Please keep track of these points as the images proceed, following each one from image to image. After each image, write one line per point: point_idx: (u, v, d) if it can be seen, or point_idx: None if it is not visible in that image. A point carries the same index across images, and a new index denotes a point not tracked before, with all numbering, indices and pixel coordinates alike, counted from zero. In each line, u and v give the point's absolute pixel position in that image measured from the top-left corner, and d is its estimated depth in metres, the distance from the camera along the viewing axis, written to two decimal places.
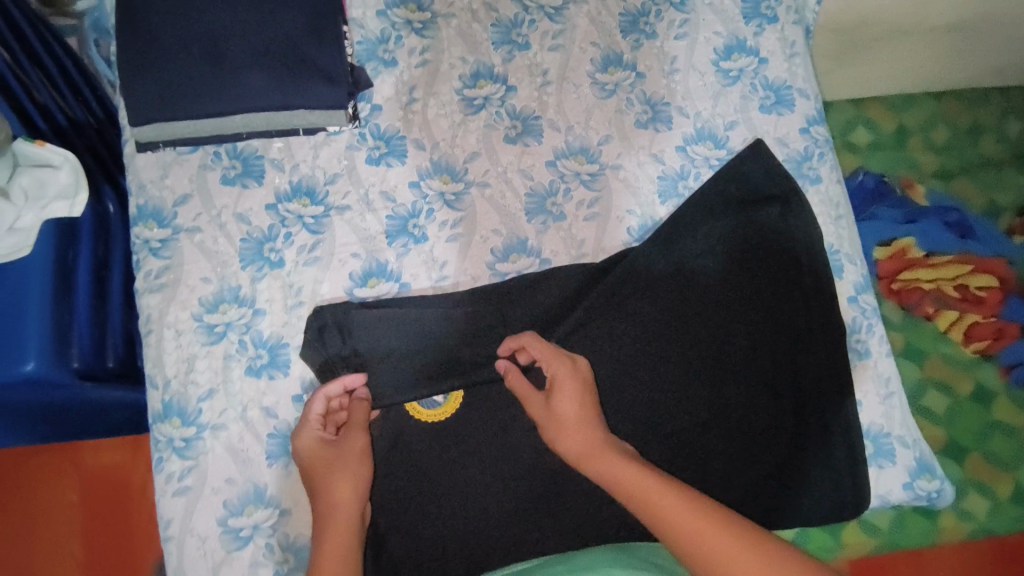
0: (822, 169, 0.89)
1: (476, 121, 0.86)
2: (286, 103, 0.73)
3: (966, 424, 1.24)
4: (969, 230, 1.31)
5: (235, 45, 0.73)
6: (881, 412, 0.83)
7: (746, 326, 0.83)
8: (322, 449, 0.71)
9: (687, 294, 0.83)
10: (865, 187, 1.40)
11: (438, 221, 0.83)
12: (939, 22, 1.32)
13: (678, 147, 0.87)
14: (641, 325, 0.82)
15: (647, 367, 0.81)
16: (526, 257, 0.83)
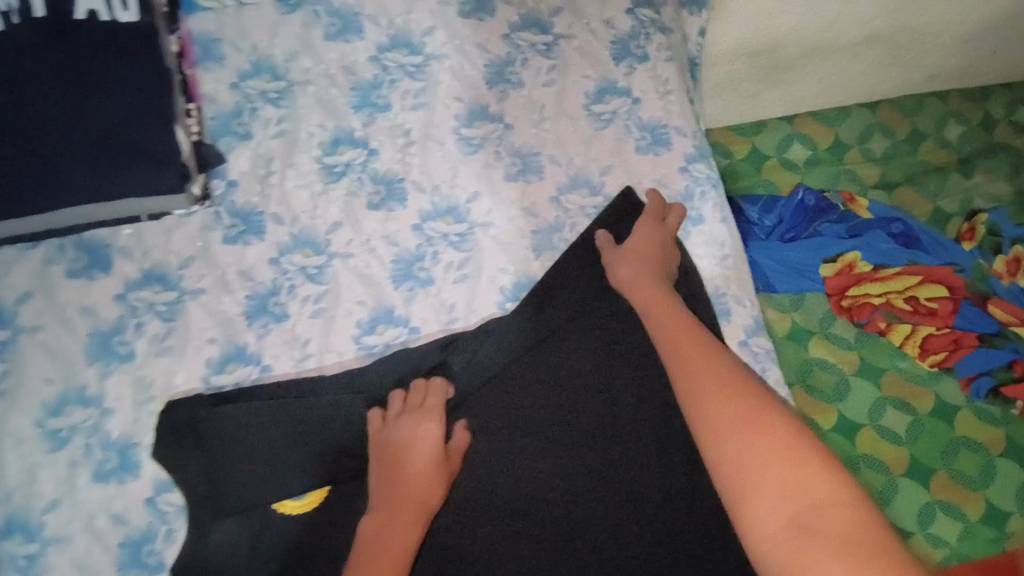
0: (704, 208, 0.87)
1: (337, 190, 0.82)
2: (111, 192, 0.71)
3: (929, 443, 1.19)
4: (914, 238, 1.30)
5: (49, 135, 0.69)
6: None
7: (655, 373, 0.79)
8: (405, 442, 0.71)
9: (593, 339, 0.80)
10: (805, 204, 1.35)
11: (300, 296, 0.79)
12: (828, 57, 1.47)
13: (552, 198, 0.85)
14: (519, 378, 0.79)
15: (552, 424, 0.77)
16: (394, 327, 0.80)
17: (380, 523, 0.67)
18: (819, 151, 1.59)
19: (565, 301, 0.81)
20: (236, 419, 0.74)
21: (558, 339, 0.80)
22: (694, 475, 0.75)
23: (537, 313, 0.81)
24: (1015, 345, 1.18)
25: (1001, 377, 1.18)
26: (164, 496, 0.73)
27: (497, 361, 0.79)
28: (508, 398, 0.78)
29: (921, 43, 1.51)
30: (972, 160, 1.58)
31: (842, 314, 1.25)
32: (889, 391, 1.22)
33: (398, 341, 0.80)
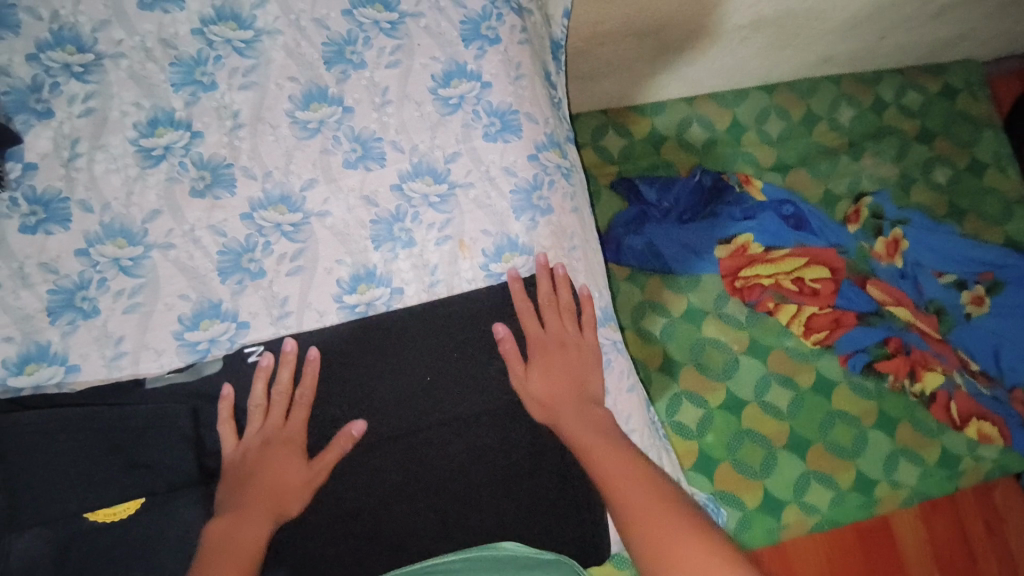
0: (553, 198, 0.85)
1: (155, 174, 0.76)
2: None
3: (809, 417, 1.39)
4: (804, 222, 1.47)
5: None
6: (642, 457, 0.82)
7: (504, 390, 0.80)
8: (268, 454, 0.72)
9: (449, 359, 0.80)
10: (705, 186, 1.50)
11: (111, 291, 0.74)
12: (708, 49, 1.47)
13: (394, 186, 0.81)
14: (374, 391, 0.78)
15: (398, 434, 0.77)
16: (220, 322, 0.76)
17: (231, 521, 0.68)
18: (717, 134, 1.64)
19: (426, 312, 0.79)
20: (37, 428, 0.68)
21: (555, 330, 0.81)
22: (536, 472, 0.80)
23: (376, 334, 0.78)
24: (889, 323, 1.38)
25: (876, 353, 1.37)
26: None
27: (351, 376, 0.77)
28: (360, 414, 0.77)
29: (804, 39, 1.52)
30: (861, 144, 1.67)
31: (732, 293, 1.44)
32: (774, 367, 1.42)
33: (224, 337, 0.76)
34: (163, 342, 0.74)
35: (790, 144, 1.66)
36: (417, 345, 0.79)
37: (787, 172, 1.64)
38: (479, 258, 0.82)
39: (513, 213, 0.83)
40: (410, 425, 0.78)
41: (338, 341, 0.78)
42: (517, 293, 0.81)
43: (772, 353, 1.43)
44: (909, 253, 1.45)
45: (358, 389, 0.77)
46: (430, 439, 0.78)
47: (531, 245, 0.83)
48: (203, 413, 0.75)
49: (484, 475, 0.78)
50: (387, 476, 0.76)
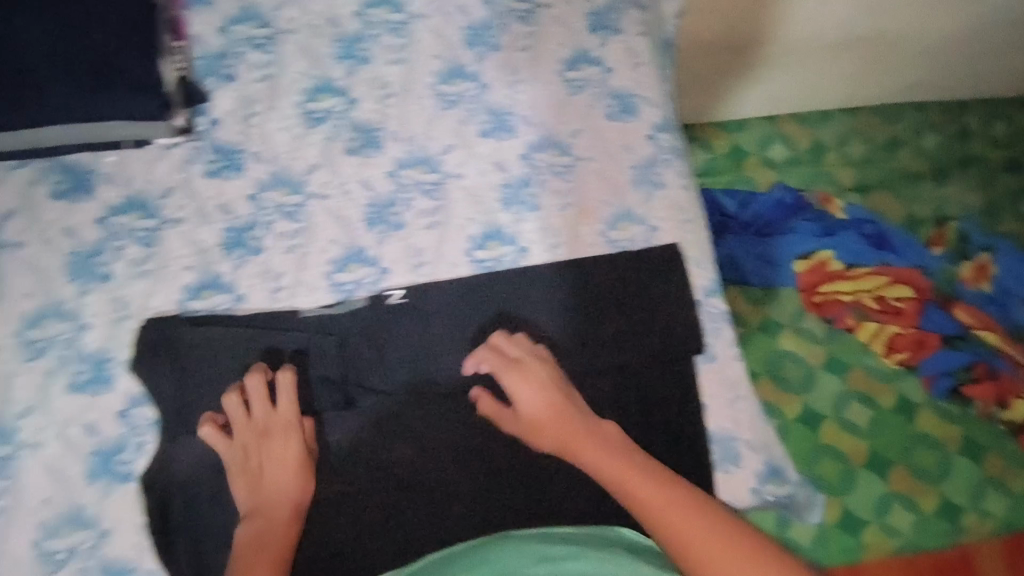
0: (667, 174, 0.90)
1: (317, 134, 0.86)
2: (95, 111, 0.77)
3: (889, 437, 1.32)
4: (885, 242, 1.41)
5: (36, 56, 0.76)
6: (747, 422, 0.83)
7: (617, 352, 0.83)
8: (267, 453, 0.73)
9: (564, 317, 0.83)
10: (785, 202, 1.46)
11: (275, 232, 0.83)
12: (789, 50, 1.48)
13: (523, 155, 0.88)
14: (483, 338, 0.81)
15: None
16: (365, 266, 0.83)
17: (258, 526, 0.70)
18: (799, 151, 1.56)
19: (540, 271, 0.84)
20: (213, 345, 0.77)
21: (530, 387, 0.76)
22: (644, 428, 0.81)
23: (494, 285, 0.83)
24: (976, 348, 1.32)
25: (961, 377, 1.31)
26: (138, 410, 0.76)
27: (466, 320, 0.82)
28: (483, 358, 0.80)
29: (896, 63, 1.53)
30: (948, 170, 1.55)
31: (810, 309, 1.39)
32: (852, 386, 1.36)
33: (368, 280, 0.82)
34: (316, 279, 0.82)
35: (872, 166, 1.56)
36: (536, 300, 0.83)
37: (869, 193, 1.53)
38: (599, 225, 0.87)
39: (632, 185, 0.89)
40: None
41: (467, 291, 0.82)
42: (631, 259, 0.86)
43: (853, 371, 1.37)
44: (996, 278, 1.40)
45: (479, 336, 0.81)
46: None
47: (647, 216, 0.88)
48: (343, 351, 0.79)
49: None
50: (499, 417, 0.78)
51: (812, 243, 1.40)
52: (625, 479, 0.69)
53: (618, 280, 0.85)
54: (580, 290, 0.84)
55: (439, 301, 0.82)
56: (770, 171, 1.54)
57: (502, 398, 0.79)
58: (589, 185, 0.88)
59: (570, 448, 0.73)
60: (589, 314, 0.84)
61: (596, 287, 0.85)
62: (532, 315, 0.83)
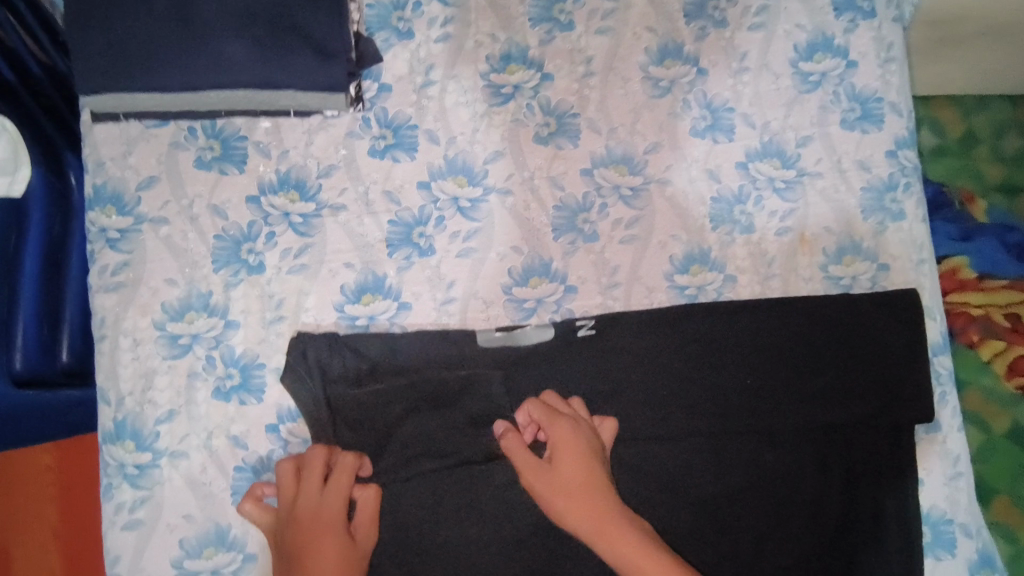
0: (906, 204, 0.75)
1: (501, 114, 0.72)
2: (271, 79, 0.63)
3: None
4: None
5: (207, 4, 0.62)
6: (953, 497, 0.73)
7: (831, 409, 0.70)
8: (308, 535, 0.58)
9: (766, 363, 0.71)
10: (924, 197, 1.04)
11: (448, 231, 0.70)
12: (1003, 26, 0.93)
13: (740, 163, 0.74)
14: (675, 377, 0.70)
15: (703, 433, 0.69)
16: (549, 282, 0.71)
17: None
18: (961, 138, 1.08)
19: (750, 305, 0.72)
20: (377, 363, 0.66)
21: (564, 433, 0.61)
22: (850, 496, 0.71)
23: (696, 318, 0.71)
24: None
25: None
26: (289, 426, 0.67)
27: (657, 356, 0.70)
28: (673, 404, 0.69)
29: None
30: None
31: None
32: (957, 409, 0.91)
33: (551, 298, 0.71)
34: (492, 293, 0.70)
35: None
36: (737, 340, 0.71)
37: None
38: (819, 257, 0.74)
39: (862, 212, 0.74)
40: (714, 427, 0.69)
41: (660, 323, 0.70)
42: (860, 300, 0.72)
43: (967, 394, 0.89)
44: None
45: (669, 378, 0.69)
46: (735, 444, 0.70)
47: (877, 251, 0.74)
48: (511, 381, 0.67)
49: (785, 494, 0.70)
50: (684, 471, 0.69)
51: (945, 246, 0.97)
52: None
53: (842, 325, 0.71)
54: (796, 333, 0.71)
55: (630, 326, 0.70)
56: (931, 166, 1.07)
57: (688, 449, 0.69)
58: (813, 206, 0.74)
59: (596, 535, 0.57)
60: (800, 362, 0.71)
61: (816, 331, 0.71)
62: (731, 358, 0.70)
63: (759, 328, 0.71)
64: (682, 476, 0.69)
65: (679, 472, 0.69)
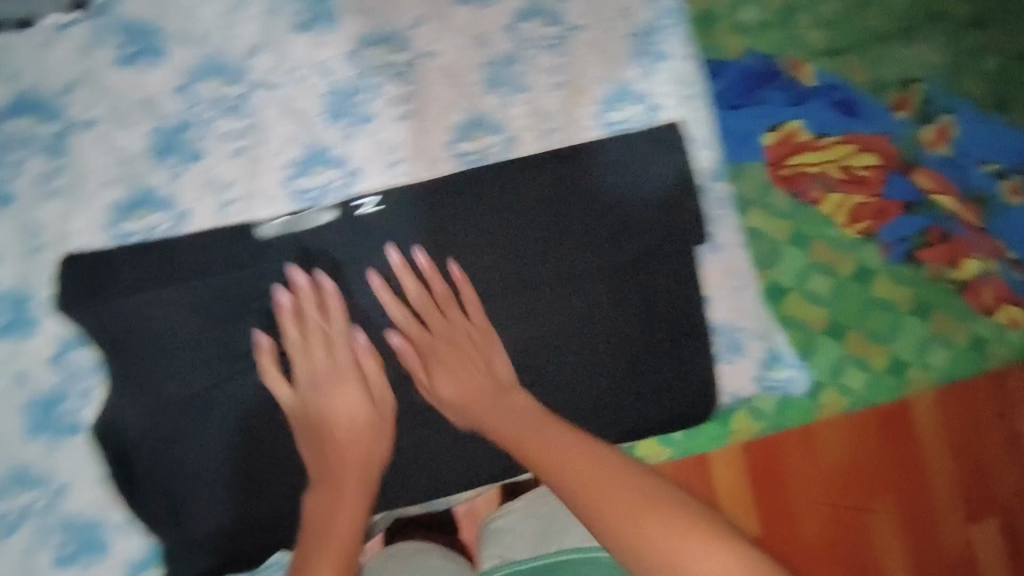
0: (671, 43, 0.79)
1: (253, 6, 0.69)
2: None
3: None
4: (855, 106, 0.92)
5: None
6: (733, 306, 0.81)
7: (619, 250, 0.75)
8: (340, 425, 0.67)
9: (559, 217, 0.74)
10: None
11: (216, 132, 0.68)
12: None
13: (506, 27, 0.75)
14: (467, 246, 0.72)
15: (509, 292, 0.73)
16: (331, 168, 0.71)
17: (326, 502, 0.64)
18: None
19: (530, 164, 0.74)
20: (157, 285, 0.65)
21: (327, 287, 0.69)
22: (646, 326, 0.77)
23: (479, 183, 0.73)
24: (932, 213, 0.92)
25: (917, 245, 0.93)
26: (74, 354, 0.66)
27: (444, 228, 0.72)
28: (468, 271, 0.72)
29: None
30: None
31: (776, 181, 0.92)
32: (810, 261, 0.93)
33: (337, 185, 0.71)
34: (273, 188, 0.70)
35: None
36: (529, 203, 0.74)
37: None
38: (596, 105, 0.77)
39: (630, 59, 0.78)
40: (508, 285, 0.73)
41: (446, 199, 0.72)
42: (633, 143, 0.76)
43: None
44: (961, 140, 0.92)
45: (468, 248, 0.72)
46: (545, 298, 0.74)
47: (649, 93, 0.78)
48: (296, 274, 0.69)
49: (588, 336, 0.75)
50: (487, 333, 0.72)
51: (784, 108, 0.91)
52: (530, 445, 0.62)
53: (617, 173, 0.76)
54: (576, 186, 0.75)
55: (415, 202, 0.71)
56: None
57: (491, 309, 0.73)
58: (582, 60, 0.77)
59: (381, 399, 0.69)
60: (584, 212, 0.75)
61: (592, 182, 0.75)
62: (519, 217, 0.73)
63: (539, 185, 0.74)
64: (488, 337, 0.71)
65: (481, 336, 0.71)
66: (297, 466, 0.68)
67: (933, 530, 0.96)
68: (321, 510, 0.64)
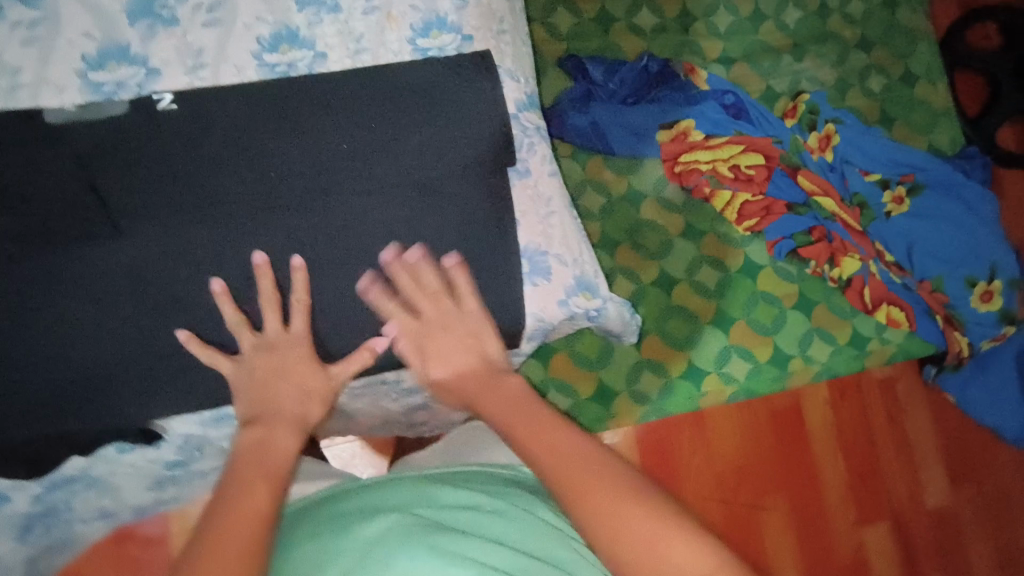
0: None
1: None
2: None
3: (736, 297, 1.45)
4: (744, 111, 1.45)
5: None
6: (539, 230, 0.83)
7: (416, 162, 0.78)
8: (285, 397, 0.68)
9: (365, 129, 0.76)
10: (650, 72, 1.47)
11: (8, 22, 0.71)
12: None
13: None
14: (263, 149, 0.74)
15: (310, 198, 0.75)
16: (128, 66, 0.73)
17: (261, 434, 0.64)
18: (667, 19, 1.56)
19: (338, 75, 0.77)
20: None
21: (121, 180, 0.71)
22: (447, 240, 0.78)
23: (281, 91, 0.75)
24: (814, 212, 1.42)
25: (803, 240, 1.42)
26: None
27: (247, 127, 0.74)
28: (269, 173, 0.74)
29: None
30: (804, 45, 1.61)
31: (671, 177, 1.45)
32: (670, 268, 1.45)
33: (134, 82, 0.73)
34: (64, 76, 0.71)
35: (736, 38, 1.59)
36: (335, 110, 0.76)
37: (731, 65, 1.57)
38: (406, 31, 0.80)
39: None
40: (306, 190, 0.75)
41: (249, 101, 0.74)
42: (441, 66, 0.79)
43: (706, 237, 1.47)
44: (839, 148, 1.48)
45: (271, 147, 0.74)
46: (340, 205, 0.76)
47: (459, 24, 0.81)
48: (86, 162, 0.71)
49: (387, 245, 0.77)
50: (285, 234, 0.74)
51: (675, 112, 1.44)
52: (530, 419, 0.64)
53: (424, 92, 0.78)
54: (383, 99, 0.77)
55: (215, 102, 0.74)
56: (637, 39, 1.54)
57: (289, 211, 0.75)
58: None
59: (287, 362, 0.70)
60: (387, 124, 0.77)
61: (397, 98, 0.78)
62: (322, 121, 0.76)
63: (345, 99, 0.76)
64: (288, 232, 0.74)
65: (271, 232, 0.74)
66: (76, 350, 0.71)
67: (828, 536, 1.44)
68: (252, 439, 0.63)
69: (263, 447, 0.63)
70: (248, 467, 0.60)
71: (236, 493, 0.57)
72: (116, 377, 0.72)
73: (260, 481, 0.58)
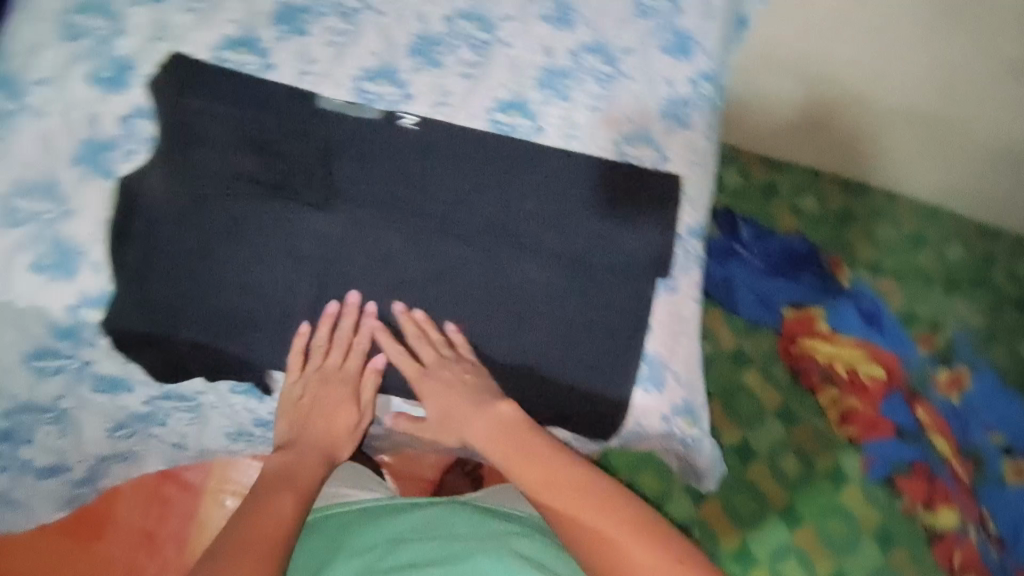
0: (694, 117, 0.94)
1: None
2: None
3: (815, 500, 1.30)
4: (878, 321, 1.41)
5: None
6: (666, 344, 0.86)
7: (586, 246, 0.85)
8: (319, 434, 0.80)
9: (552, 205, 0.86)
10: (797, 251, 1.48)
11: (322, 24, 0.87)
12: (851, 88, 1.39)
13: (571, 49, 0.92)
14: (462, 187, 0.84)
15: (484, 240, 0.84)
16: (391, 86, 0.87)
17: (285, 462, 0.76)
18: (829, 211, 1.57)
19: (549, 151, 0.87)
20: (234, 110, 0.82)
21: (350, 171, 0.83)
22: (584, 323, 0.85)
23: (497, 147, 0.87)
24: (923, 449, 1.29)
25: (899, 470, 1.29)
26: (141, 123, 0.81)
27: (460, 166, 0.85)
28: (462, 210, 0.84)
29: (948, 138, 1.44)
30: (964, 284, 1.57)
31: (783, 355, 1.41)
32: (756, 441, 1.36)
33: (388, 97, 0.86)
34: (342, 74, 0.86)
35: (896, 256, 1.57)
36: (536, 177, 0.86)
37: (883, 276, 1.55)
38: (615, 134, 0.90)
39: (657, 114, 0.92)
40: (484, 233, 0.84)
41: (471, 147, 0.86)
42: (637, 173, 0.88)
43: (801, 424, 1.36)
44: (968, 394, 1.39)
45: (475, 186, 0.85)
46: (507, 255, 0.84)
47: (662, 145, 0.91)
48: (331, 146, 0.83)
49: (531, 306, 0.84)
50: (454, 262, 0.83)
51: (810, 295, 1.41)
52: (534, 472, 0.70)
53: (615, 191, 0.87)
54: (578, 183, 0.87)
55: (440, 137, 0.86)
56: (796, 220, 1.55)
57: (462, 245, 0.83)
58: (618, 96, 0.91)
59: (325, 397, 0.81)
60: (574, 206, 0.86)
61: (591, 188, 0.87)
62: (520, 182, 0.86)
63: (546, 173, 0.86)
64: (457, 265, 0.83)
65: (439, 258, 0.83)
66: (254, 289, 0.80)
67: None
68: (281, 462, 0.76)
69: (285, 474, 0.74)
70: (264, 491, 0.71)
71: (259, 503, 0.69)
72: (272, 322, 0.81)
73: (282, 502, 0.69)
